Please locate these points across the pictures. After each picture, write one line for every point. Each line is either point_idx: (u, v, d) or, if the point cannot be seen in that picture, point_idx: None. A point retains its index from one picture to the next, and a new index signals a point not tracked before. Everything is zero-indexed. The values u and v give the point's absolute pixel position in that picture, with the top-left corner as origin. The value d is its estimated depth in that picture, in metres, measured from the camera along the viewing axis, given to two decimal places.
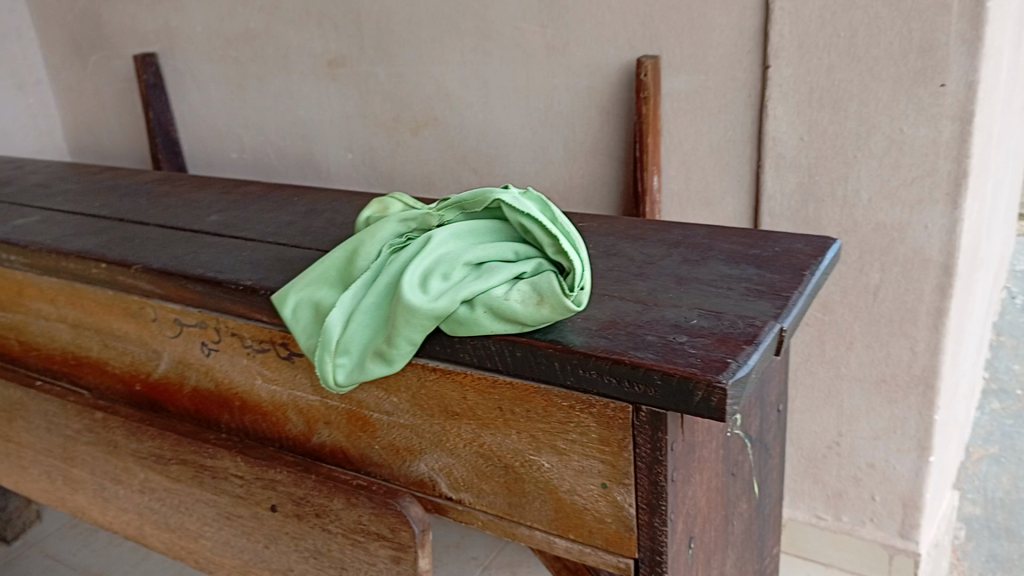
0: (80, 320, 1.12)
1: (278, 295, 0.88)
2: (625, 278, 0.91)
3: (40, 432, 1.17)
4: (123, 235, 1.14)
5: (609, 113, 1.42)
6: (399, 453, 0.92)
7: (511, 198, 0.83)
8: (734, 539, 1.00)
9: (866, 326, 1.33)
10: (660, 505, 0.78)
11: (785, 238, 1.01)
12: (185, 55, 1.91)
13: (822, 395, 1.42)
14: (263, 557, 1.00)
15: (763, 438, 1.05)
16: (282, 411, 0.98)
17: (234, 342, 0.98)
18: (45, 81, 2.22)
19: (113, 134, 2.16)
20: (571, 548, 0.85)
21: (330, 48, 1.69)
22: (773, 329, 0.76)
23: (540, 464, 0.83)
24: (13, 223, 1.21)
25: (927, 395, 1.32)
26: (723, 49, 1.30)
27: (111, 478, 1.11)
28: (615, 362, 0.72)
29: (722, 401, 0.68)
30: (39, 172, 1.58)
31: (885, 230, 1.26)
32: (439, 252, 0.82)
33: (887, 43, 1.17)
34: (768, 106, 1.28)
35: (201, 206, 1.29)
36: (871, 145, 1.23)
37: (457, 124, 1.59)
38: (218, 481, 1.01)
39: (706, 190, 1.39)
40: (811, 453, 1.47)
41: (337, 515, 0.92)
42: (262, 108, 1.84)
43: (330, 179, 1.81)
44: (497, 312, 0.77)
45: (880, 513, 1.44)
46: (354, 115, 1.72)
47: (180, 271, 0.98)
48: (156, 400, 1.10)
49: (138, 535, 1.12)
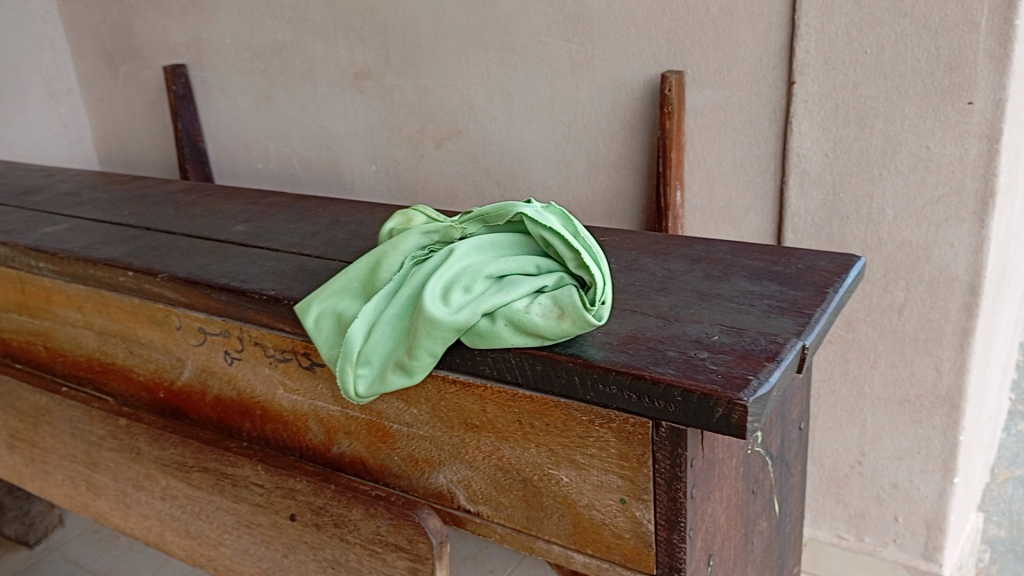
0: (106, 327, 1.13)
1: (301, 305, 0.89)
2: (647, 293, 0.91)
3: (64, 437, 1.18)
4: (150, 244, 1.16)
5: (633, 128, 1.42)
6: (418, 464, 0.92)
7: (534, 212, 0.83)
8: (754, 557, 1.00)
9: (890, 345, 1.32)
10: (679, 521, 0.77)
11: (808, 254, 1.01)
12: (214, 66, 1.93)
13: (845, 413, 1.40)
14: (281, 567, 1.00)
15: (784, 456, 1.04)
16: (303, 420, 0.99)
17: (257, 351, 0.99)
18: (76, 91, 2.26)
19: (142, 143, 2.19)
20: (588, 563, 0.85)
21: (356, 61, 1.71)
22: (795, 346, 0.76)
23: (559, 478, 0.83)
24: (43, 231, 1.23)
25: (952, 415, 1.31)
26: (748, 65, 1.30)
27: (133, 484, 1.12)
28: (635, 377, 0.72)
29: (743, 417, 0.67)
30: (69, 180, 1.60)
31: (910, 248, 1.25)
32: (461, 264, 0.83)
33: (914, 60, 1.17)
34: (793, 123, 1.27)
35: (227, 216, 1.31)
36: (896, 162, 1.22)
37: (481, 137, 1.60)
38: (239, 490, 1.02)
39: (730, 205, 1.38)
40: (833, 472, 1.46)
41: (356, 526, 0.92)
42: (288, 120, 1.86)
43: (354, 191, 1.82)
44: (518, 326, 0.77)
45: (903, 534, 1.42)
46: (379, 127, 1.73)
47: (205, 280, 0.99)
48: (178, 408, 1.11)
49: (158, 541, 1.13)
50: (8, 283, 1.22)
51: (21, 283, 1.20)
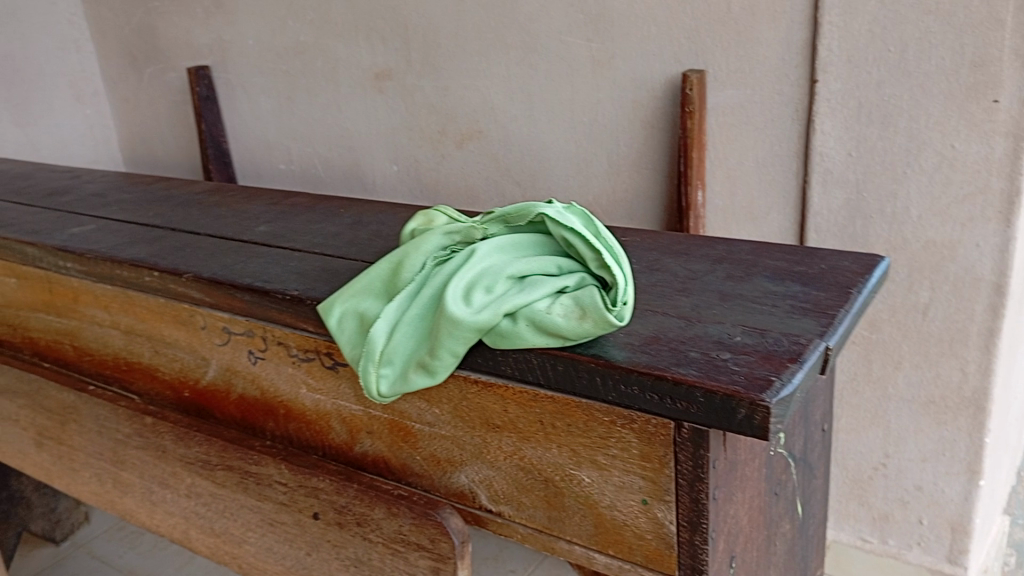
0: (132, 327, 1.14)
1: (324, 305, 0.89)
2: (668, 293, 0.91)
3: (91, 435, 1.20)
4: (175, 245, 1.17)
5: (655, 128, 1.42)
6: (440, 464, 0.92)
7: (555, 212, 0.83)
8: (778, 560, 0.99)
9: (915, 345, 1.31)
10: (701, 523, 0.77)
11: (832, 255, 1.00)
12: (237, 68, 1.95)
13: (868, 415, 1.40)
14: (304, 565, 1.01)
15: (807, 457, 1.04)
16: (325, 420, 1.00)
17: (280, 351, 1.00)
18: (102, 93, 2.28)
19: (166, 145, 2.22)
20: (610, 563, 0.85)
21: (378, 62, 1.71)
22: (818, 347, 0.76)
23: (581, 479, 0.83)
24: (70, 231, 1.25)
25: (977, 417, 1.29)
26: (770, 63, 1.29)
27: (159, 482, 1.14)
28: (657, 378, 0.72)
29: (766, 419, 0.67)
30: (94, 181, 1.62)
31: (935, 248, 1.24)
32: (482, 265, 0.83)
33: (939, 58, 1.16)
34: (816, 121, 1.27)
35: (250, 217, 1.32)
36: (921, 161, 1.21)
37: (501, 137, 1.60)
38: (262, 488, 1.03)
39: (752, 205, 1.38)
40: (857, 474, 1.45)
41: (378, 524, 0.93)
42: (310, 120, 1.87)
43: (375, 191, 1.83)
44: (539, 326, 0.77)
45: (928, 536, 1.41)
46: (400, 128, 1.74)
47: (229, 280, 1.00)
48: (203, 406, 1.12)
49: (183, 538, 1.14)
50: (35, 283, 1.24)
51: (48, 283, 1.22)
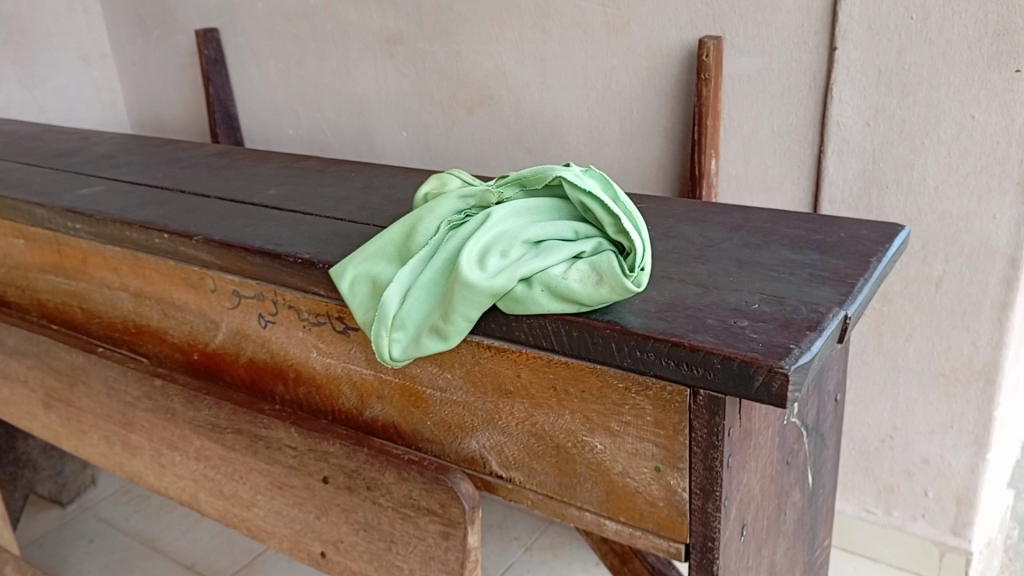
0: (141, 289, 1.14)
1: (336, 269, 0.89)
2: (684, 260, 0.89)
3: (99, 397, 1.19)
4: (184, 207, 1.16)
5: (669, 95, 1.40)
6: (451, 429, 0.92)
7: (572, 176, 0.82)
8: (787, 529, 0.99)
9: (927, 318, 1.30)
10: (715, 490, 0.77)
11: (850, 223, 0.98)
12: (246, 30, 1.93)
13: (878, 387, 1.39)
14: (314, 528, 1.01)
15: (819, 428, 1.03)
16: (336, 384, 0.99)
17: (291, 315, 0.99)
18: (109, 55, 2.26)
19: (174, 108, 2.20)
20: (621, 530, 0.84)
21: (388, 25, 1.69)
22: (837, 316, 0.75)
23: (593, 446, 0.82)
24: (79, 193, 1.24)
25: (988, 390, 1.29)
26: (789, 30, 1.26)
27: (168, 445, 1.14)
28: (673, 344, 0.71)
29: (783, 387, 0.66)
30: (102, 143, 1.61)
31: (951, 220, 1.22)
32: (498, 229, 0.82)
33: (961, 26, 1.13)
34: (834, 90, 1.24)
35: (260, 180, 1.30)
36: (939, 131, 1.19)
37: (512, 104, 1.58)
38: (272, 452, 1.02)
39: (765, 175, 1.36)
40: (864, 446, 1.44)
41: (389, 489, 0.93)
42: (319, 85, 1.85)
43: (384, 157, 1.81)
44: (555, 291, 0.76)
45: (933, 509, 1.41)
46: (410, 93, 1.72)
47: (240, 243, 0.99)
48: (212, 369, 1.12)
49: (192, 501, 1.14)
50: (44, 244, 1.23)
51: (57, 246, 1.21)
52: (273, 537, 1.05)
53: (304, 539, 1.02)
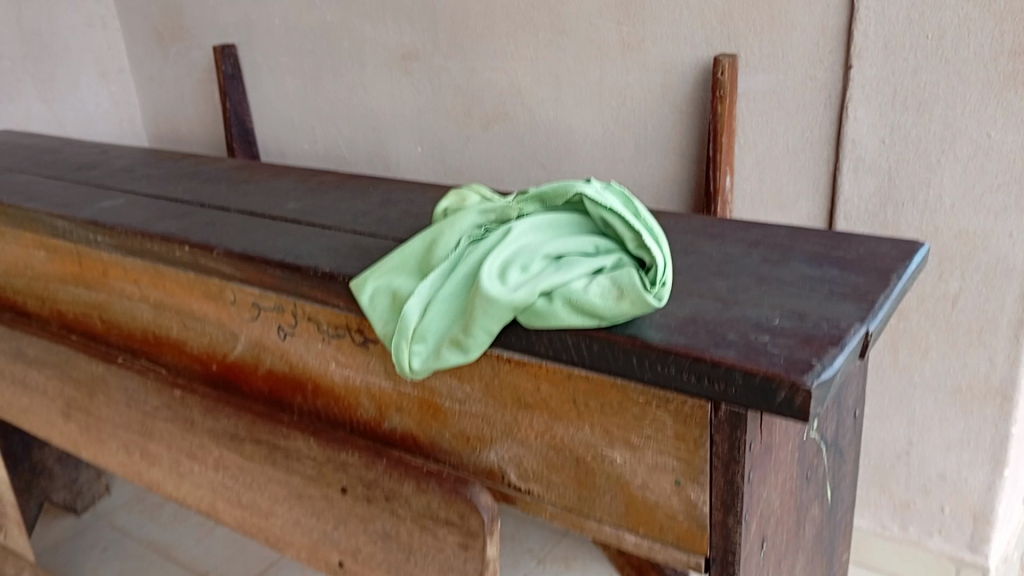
0: (161, 300, 1.15)
1: (357, 282, 0.89)
2: (704, 275, 0.90)
3: (119, 407, 1.20)
4: (205, 220, 1.17)
5: (684, 112, 1.41)
6: (469, 442, 0.92)
7: (594, 191, 0.83)
8: (806, 544, 0.99)
9: (943, 335, 1.30)
10: (736, 505, 0.77)
11: (869, 240, 0.99)
12: (263, 46, 1.95)
13: (893, 404, 1.39)
14: (332, 539, 1.01)
15: (838, 444, 1.03)
16: (355, 395, 1.00)
17: (311, 326, 1.00)
18: (127, 69, 2.29)
19: (191, 122, 2.22)
20: (640, 544, 0.84)
21: (404, 42, 1.71)
22: (858, 331, 0.75)
23: (613, 459, 0.82)
24: (100, 205, 1.25)
25: (1004, 408, 1.28)
26: (804, 48, 1.27)
27: (187, 455, 1.14)
28: (695, 359, 0.72)
29: (806, 401, 0.67)
30: (122, 156, 1.62)
31: (967, 237, 1.23)
32: (519, 244, 0.83)
33: (976, 45, 1.14)
34: (849, 108, 1.25)
35: (279, 193, 1.31)
36: (955, 149, 1.20)
37: (527, 120, 1.59)
38: (291, 462, 1.03)
39: (781, 190, 1.36)
40: (879, 462, 1.44)
41: (408, 500, 0.93)
42: (335, 100, 1.87)
43: (399, 171, 1.82)
44: (576, 305, 0.77)
45: (950, 526, 1.40)
46: (425, 109, 1.73)
47: (261, 255, 1.00)
48: (231, 380, 1.13)
49: (210, 510, 1.14)
50: (65, 255, 1.24)
51: (78, 256, 1.23)
52: (291, 547, 1.05)
53: (322, 549, 1.02)
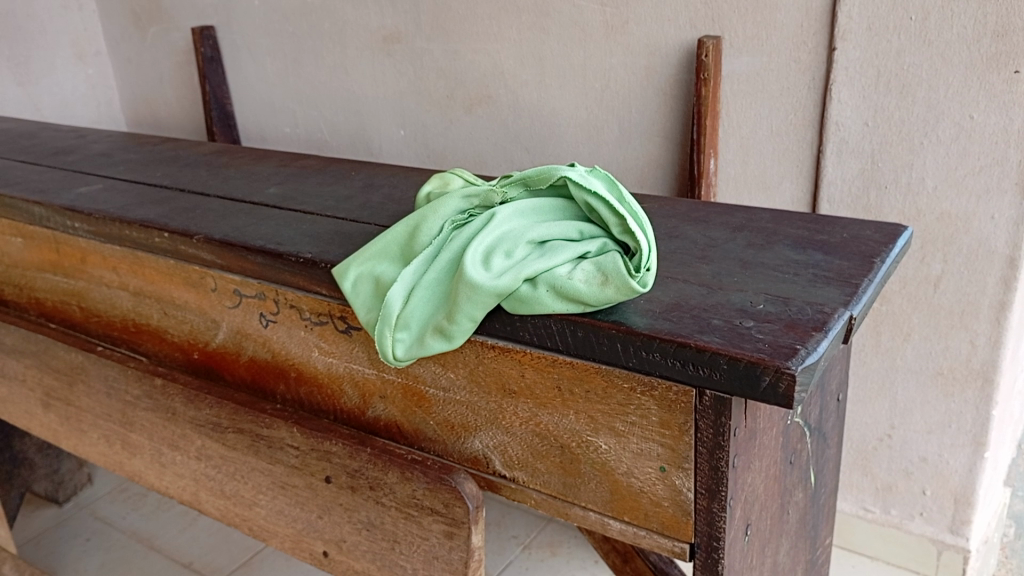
0: (141, 288, 1.13)
1: (339, 269, 0.88)
2: (688, 261, 0.90)
3: (99, 397, 1.19)
4: (184, 206, 1.15)
5: (668, 95, 1.40)
6: (454, 429, 0.92)
7: (578, 175, 0.83)
8: (789, 529, 0.99)
9: (925, 318, 1.30)
10: (720, 490, 0.77)
11: (853, 223, 0.99)
12: (242, 29, 1.92)
13: (874, 387, 1.39)
14: (316, 528, 1.00)
15: (821, 427, 1.04)
16: (337, 383, 0.99)
17: (292, 314, 0.99)
18: (104, 52, 2.25)
19: (170, 106, 2.19)
20: (625, 530, 0.84)
21: (386, 24, 1.69)
22: (842, 316, 0.75)
23: (597, 446, 0.82)
24: (77, 191, 1.23)
25: (985, 390, 1.29)
26: (788, 30, 1.26)
27: (168, 444, 1.13)
28: (680, 345, 0.71)
29: (790, 386, 0.66)
30: (100, 141, 1.60)
31: (950, 219, 1.23)
32: (503, 229, 0.82)
33: (960, 26, 1.14)
34: (833, 89, 1.24)
35: (260, 179, 1.30)
36: (938, 131, 1.20)
37: (510, 102, 1.58)
38: (274, 451, 1.02)
39: (764, 174, 1.36)
40: (862, 445, 1.45)
41: (392, 489, 0.93)
42: (317, 82, 1.85)
43: (381, 156, 1.81)
44: (560, 292, 0.76)
45: (931, 507, 1.42)
46: (408, 92, 1.71)
47: (242, 242, 0.99)
48: (213, 368, 1.12)
49: (192, 500, 1.13)
50: (43, 243, 1.23)
51: (55, 244, 1.21)
52: (274, 537, 1.05)
53: (306, 539, 1.02)
